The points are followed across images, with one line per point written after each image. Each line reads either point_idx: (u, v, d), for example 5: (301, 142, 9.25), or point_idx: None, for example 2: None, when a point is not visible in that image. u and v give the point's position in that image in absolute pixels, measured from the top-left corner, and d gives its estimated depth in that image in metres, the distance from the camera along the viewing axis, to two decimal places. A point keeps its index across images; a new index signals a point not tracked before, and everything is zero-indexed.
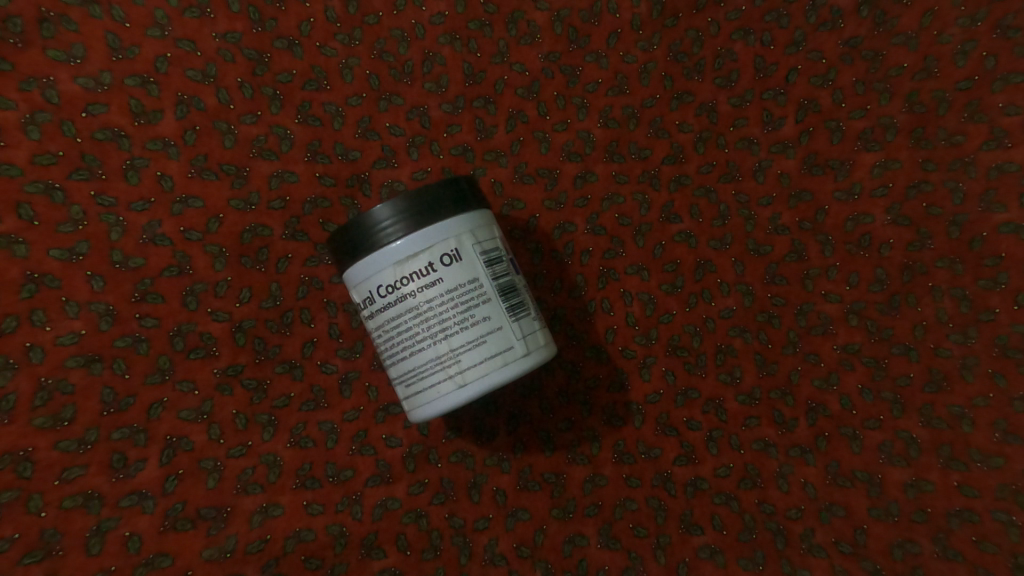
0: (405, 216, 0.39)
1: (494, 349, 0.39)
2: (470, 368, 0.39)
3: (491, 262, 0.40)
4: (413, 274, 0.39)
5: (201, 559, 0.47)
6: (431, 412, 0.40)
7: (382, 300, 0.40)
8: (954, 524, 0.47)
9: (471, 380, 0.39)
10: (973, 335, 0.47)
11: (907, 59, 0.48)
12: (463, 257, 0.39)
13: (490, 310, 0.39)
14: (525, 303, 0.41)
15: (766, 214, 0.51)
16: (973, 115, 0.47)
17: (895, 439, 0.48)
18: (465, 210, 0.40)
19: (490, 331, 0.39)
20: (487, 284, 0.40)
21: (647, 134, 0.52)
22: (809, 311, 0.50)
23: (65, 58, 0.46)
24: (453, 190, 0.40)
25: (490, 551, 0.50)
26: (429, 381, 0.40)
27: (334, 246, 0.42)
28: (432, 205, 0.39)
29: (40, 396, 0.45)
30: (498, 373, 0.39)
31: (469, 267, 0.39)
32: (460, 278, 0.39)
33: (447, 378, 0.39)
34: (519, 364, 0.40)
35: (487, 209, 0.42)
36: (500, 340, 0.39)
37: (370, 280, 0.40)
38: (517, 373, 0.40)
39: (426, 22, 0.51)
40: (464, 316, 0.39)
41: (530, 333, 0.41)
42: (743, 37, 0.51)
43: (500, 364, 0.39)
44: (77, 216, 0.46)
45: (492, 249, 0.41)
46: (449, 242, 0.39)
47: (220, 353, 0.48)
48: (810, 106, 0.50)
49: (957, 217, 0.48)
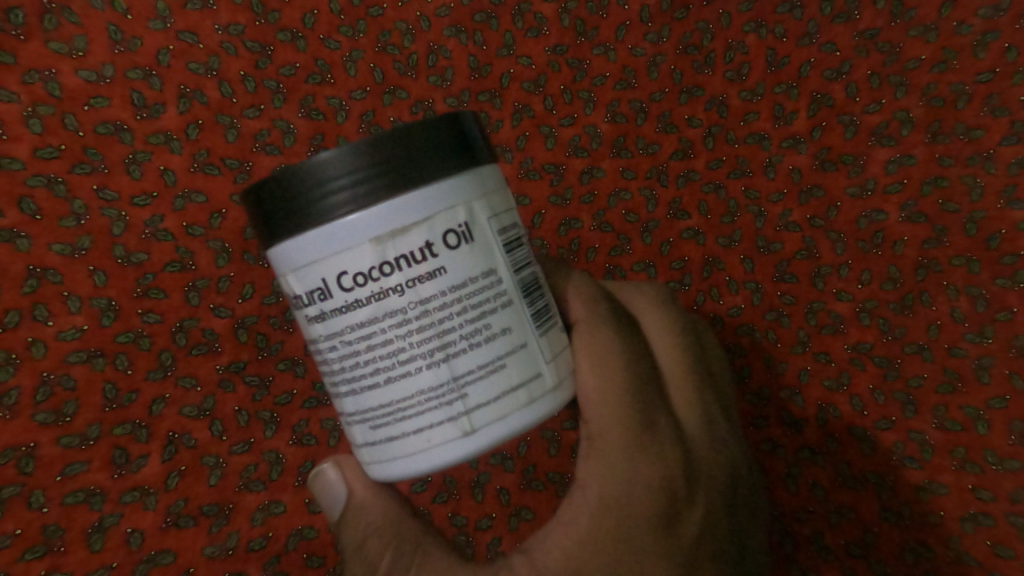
0: (386, 173, 0.26)
1: (516, 375, 0.28)
2: (480, 406, 0.28)
3: (507, 248, 0.29)
4: (399, 259, 0.26)
5: (203, 557, 0.47)
6: (417, 471, 0.29)
7: (345, 300, 0.27)
8: (968, 528, 0.46)
9: (480, 427, 0.28)
10: (989, 335, 0.47)
11: (924, 52, 0.48)
12: (476, 236, 0.27)
13: (509, 319, 0.28)
14: (549, 308, 0.31)
15: (776, 211, 0.50)
16: (993, 109, 0.47)
17: (907, 440, 0.47)
18: (470, 168, 0.28)
19: (510, 352, 0.28)
20: (505, 280, 0.28)
21: (655, 129, 0.51)
22: (819, 309, 0.49)
23: (68, 50, 0.47)
24: (453, 137, 0.28)
25: (493, 551, 0.49)
26: (417, 428, 0.28)
27: (262, 212, 0.28)
28: (423, 156, 0.27)
29: (42, 392, 0.45)
30: (519, 415, 0.29)
31: (481, 256, 0.28)
32: (470, 268, 0.27)
33: (445, 423, 0.28)
34: (546, 403, 0.29)
35: (494, 164, 0.30)
36: (523, 362, 0.29)
37: (324, 263, 0.27)
38: (541, 414, 0.29)
39: (431, 15, 0.51)
40: (476, 328, 0.27)
41: (558, 354, 0.30)
42: (755, 29, 0.50)
43: (522, 397, 0.28)
44: (79, 210, 0.46)
45: (509, 231, 0.29)
46: (455, 213, 0.27)
47: (222, 349, 0.48)
48: (822, 100, 0.50)
49: (974, 213, 0.47)
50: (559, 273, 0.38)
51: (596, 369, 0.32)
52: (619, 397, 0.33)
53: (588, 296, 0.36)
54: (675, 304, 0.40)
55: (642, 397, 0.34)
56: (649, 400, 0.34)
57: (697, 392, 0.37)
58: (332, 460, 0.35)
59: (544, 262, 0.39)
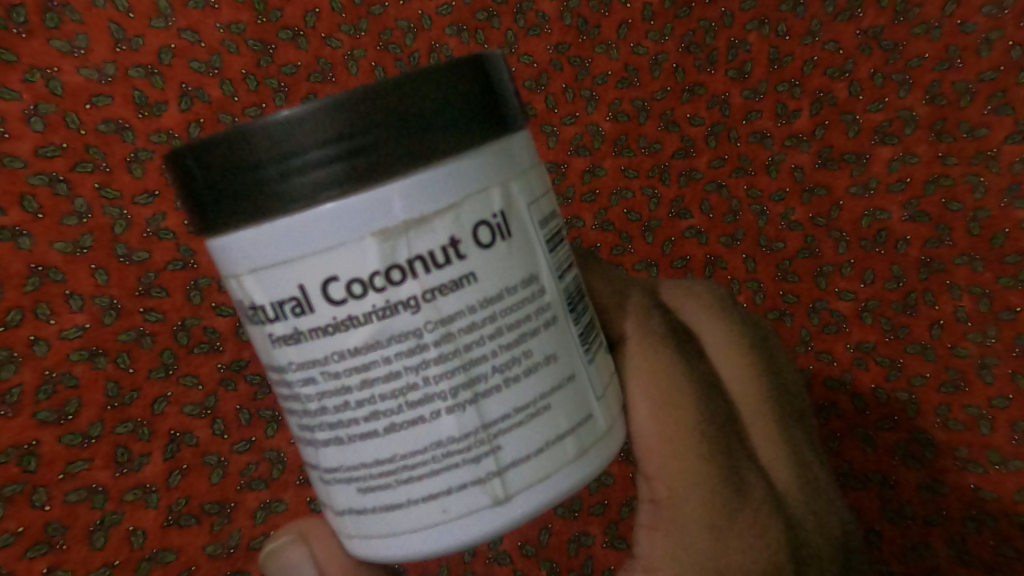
0: (386, 138, 0.21)
1: (559, 415, 0.24)
2: (516, 462, 0.23)
3: (549, 245, 0.24)
4: (415, 267, 0.21)
5: (205, 555, 0.47)
6: (427, 546, 0.23)
7: (333, 316, 0.21)
8: (969, 528, 0.46)
9: (516, 489, 0.23)
10: (992, 335, 0.47)
11: (928, 50, 0.48)
12: (513, 238, 0.23)
13: (553, 344, 0.24)
14: (593, 324, 0.26)
15: (779, 210, 0.50)
16: (996, 108, 0.47)
17: (909, 439, 0.47)
18: (498, 136, 0.23)
19: (554, 389, 0.24)
20: (548, 292, 0.24)
21: (657, 127, 0.51)
22: (821, 308, 0.49)
23: (70, 48, 0.47)
24: (474, 89, 0.22)
25: (495, 549, 0.49)
26: (431, 491, 0.23)
27: (208, 184, 0.22)
28: (433, 114, 0.21)
29: (44, 390, 0.45)
30: (562, 472, 0.24)
31: (518, 262, 0.23)
32: (505, 276, 0.22)
33: (471, 485, 0.23)
34: (594, 450, 0.24)
35: (525, 131, 0.25)
36: (568, 399, 0.24)
37: (308, 264, 0.21)
38: (588, 466, 0.24)
39: (433, 13, 0.51)
40: (513, 357, 0.22)
41: (606, 387, 0.26)
42: (758, 27, 0.50)
43: (565, 442, 0.24)
44: (81, 209, 0.46)
45: (549, 228, 0.24)
46: (488, 205, 0.22)
47: (224, 348, 0.48)
48: (825, 99, 0.49)
49: (977, 212, 0.47)
50: (603, 282, 0.33)
51: (652, 403, 0.29)
52: (693, 440, 0.29)
53: (640, 314, 0.32)
54: (738, 316, 0.36)
55: (708, 435, 0.30)
56: (728, 442, 0.30)
57: (765, 416, 0.33)
58: (296, 533, 0.31)
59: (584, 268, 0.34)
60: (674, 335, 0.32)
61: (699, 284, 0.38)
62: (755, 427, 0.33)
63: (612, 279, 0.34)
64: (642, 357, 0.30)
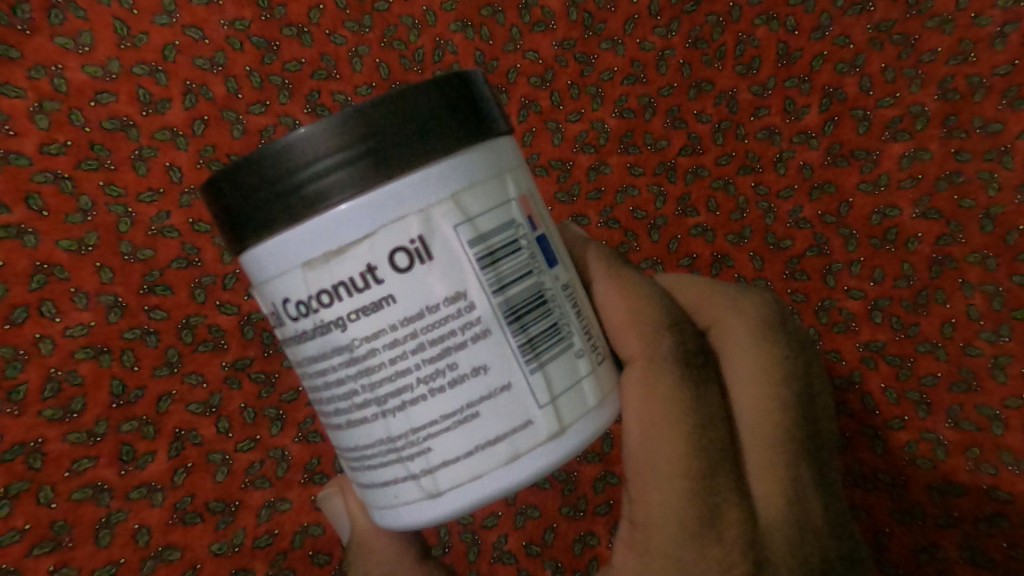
0: (343, 165, 0.22)
1: (492, 425, 0.24)
2: (445, 463, 0.24)
3: (486, 260, 0.23)
4: (342, 288, 0.23)
5: (209, 553, 0.47)
6: (390, 524, 0.26)
7: (296, 331, 0.24)
8: (982, 530, 0.45)
9: (451, 486, 0.24)
10: (1005, 334, 0.46)
11: (940, 44, 0.47)
12: (436, 255, 0.22)
13: (484, 356, 0.23)
14: (558, 331, 0.25)
15: (787, 207, 0.49)
16: (1011, 103, 0.47)
17: (920, 440, 0.47)
18: (477, 141, 0.24)
19: (484, 398, 0.23)
20: (479, 306, 0.23)
21: (663, 124, 0.50)
22: (830, 307, 0.48)
23: (74, 45, 0.47)
24: (432, 108, 0.23)
25: (500, 549, 0.49)
26: (383, 479, 0.25)
27: (218, 219, 0.25)
28: (420, 122, 0.23)
29: (50, 388, 0.45)
30: (496, 474, 0.24)
31: (448, 276, 0.23)
32: (426, 293, 0.22)
33: (408, 479, 0.25)
34: (533, 454, 0.24)
35: (510, 137, 0.26)
36: (505, 410, 0.24)
37: (273, 288, 0.24)
38: (527, 469, 0.24)
39: (438, 9, 0.50)
40: (434, 371, 0.23)
41: (558, 393, 0.25)
42: (767, 21, 0.50)
43: (501, 450, 0.24)
44: (86, 207, 0.46)
45: (501, 237, 0.24)
46: (410, 224, 0.22)
47: (228, 346, 0.48)
48: (834, 94, 0.49)
49: (991, 209, 0.46)
50: (621, 286, 0.31)
51: (642, 423, 0.28)
52: (676, 470, 0.28)
53: (649, 331, 0.30)
54: (773, 341, 0.32)
55: (693, 465, 0.28)
56: (716, 478, 0.29)
57: (780, 449, 0.31)
58: (336, 486, 0.34)
59: (606, 270, 0.32)
60: (687, 359, 0.30)
61: (748, 296, 0.34)
62: (754, 459, 0.31)
63: (629, 288, 0.31)
64: (642, 385, 0.29)
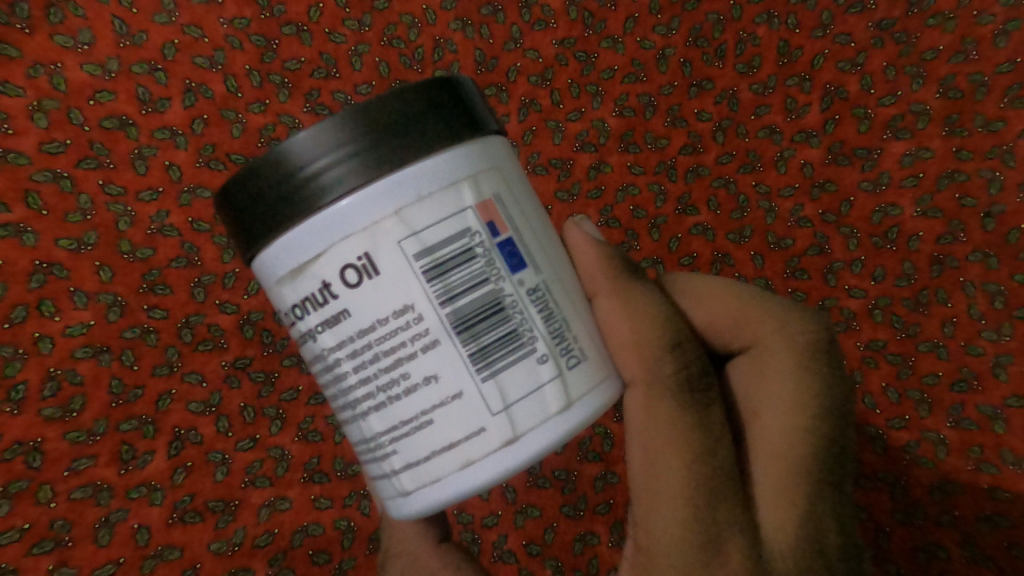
0: (303, 181, 0.23)
1: (447, 434, 0.24)
2: (408, 468, 0.25)
3: (433, 269, 0.23)
4: (306, 302, 0.24)
5: (209, 552, 0.47)
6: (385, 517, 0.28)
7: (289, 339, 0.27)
8: (983, 529, 0.45)
9: (417, 489, 0.25)
10: (1006, 333, 0.46)
11: (942, 42, 0.47)
12: (382, 268, 0.23)
13: (434, 366, 0.23)
14: (522, 337, 0.24)
15: (788, 206, 0.49)
16: (1012, 101, 0.46)
17: (921, 439, 0.46)
18: (466, 138, 0.25)
19: (438, 407, 0.24)
20: (428, 317, 0.23)
21: (664, 123, 0.50)
22: (831, 306, 0.48)
23: (73, 44, 0.46)
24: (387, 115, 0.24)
25: (500, 548, 0.48)
26: (370, 476, 0.27)
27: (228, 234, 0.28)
28: (375, 136, 0.23)
29: (49, 387, 0.45)
30: (453, 481, 0.24)
31: (394, 289, 0.23)
32: (375, 307, 0.23)
33: (384, 480, 0.26)
34: (488, 464, 0.24)
35: (489, 138, 0.26)
36: (459, 420, 0.24)
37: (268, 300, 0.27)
38: (481, 478, 0.24)
39: (438, 8, 0.50)
40: (387, 382, 0.24)
41: (516, 402, 0.24)
42: (767, 20, 0.50)
43: (456, 459, 0.24)
44: (85, 206, 0.46)
45: (449, 247, 0.23)
46: (357, 240, 0.23)
47: (228, 345, 0.47)
48: (835, 92, 0.49)
49: (992, 207, 0.46)
50: (633, 298, 0.31)
51: (646, 439, 0.29)
52: (681, 492, 0.28)
53: (664, 349, 0.30)
54: (811, 372, 0.31)
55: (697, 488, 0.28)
56: (719, 510, 0.28)
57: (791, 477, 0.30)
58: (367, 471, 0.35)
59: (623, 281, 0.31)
60: (683, 385, 0.29)
61: (797, 317, 0.33)
62: (764, 488, 0.30)
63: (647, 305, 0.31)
64: (643, 410, 0.29)
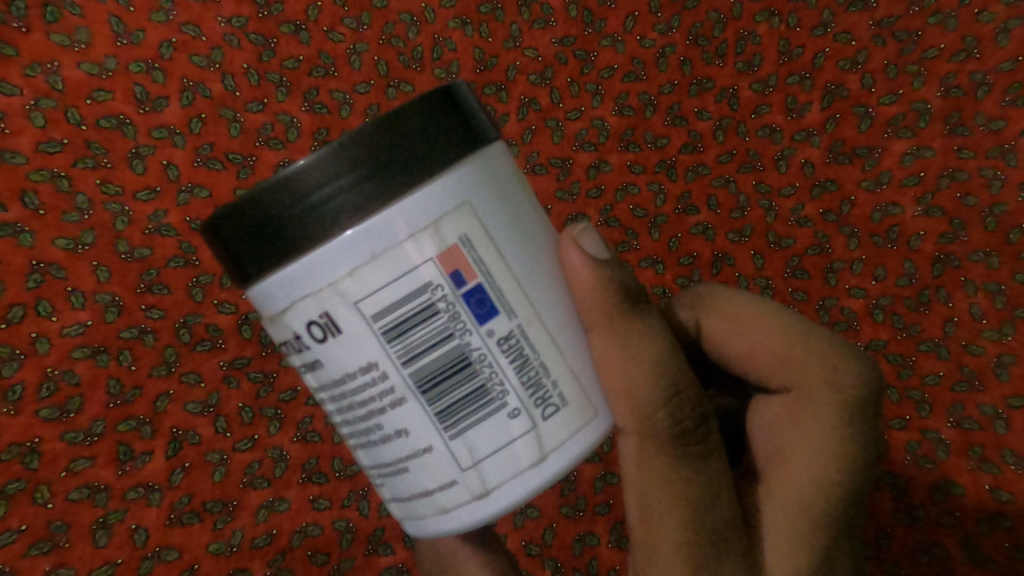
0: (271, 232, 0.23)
1: (421, 481, 0.24)
2: (395, 499, 0.26)
3: (394, 328, 0.23)
4: (288, 347, 0.25)
5: (207, 553, 0.46)
6: None
7: None
8: (984, 530, 0.45)
9: (405, 519, 0.26)
10: (1008, 332, 0.46)
11: (943, 41, 0.47)
12: (345, 328, 0.23)
13: (402, 421, 0.23)
14: (491, 393, 0.23)
15: (788, 206, 0.49)
16: (1014, 100, 0.46)
17: (921, 439, 0.46)
18: (437, 171, 0.23)
19: (410, 457, 0.24)
20: (392, 376, 0.23)
21: (663, 122, 0.50)
22: (831, 306, 0.48)
23: (70, 42, 0.46)
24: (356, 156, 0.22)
25: None
26: None
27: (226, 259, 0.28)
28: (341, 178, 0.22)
29: (46, 387, 0.45)
30: (433, 520, 0.25)
31: (359, 346, 0.23)
32: (343, 362, 0.23)
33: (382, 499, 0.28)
34: (460, 511, 0.24)
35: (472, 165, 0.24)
36: (430, 470, 0.24)
37: None
38: (457, 522, 0.24)
39: (437, 6, 0.50)
40: (365, 428, 0.24)
41: (484, 457, 0.24)
42: (768, 18, 0.49)
43: (432, 502, 0.24)
44: (82, 205, 0.46)
45: (410, 303, 0.22)
46: (320, 298, 0.23)
47: (226, 345, 0.47)
48: (836, 90, 0.48)
49: (994, 207, 0.46)
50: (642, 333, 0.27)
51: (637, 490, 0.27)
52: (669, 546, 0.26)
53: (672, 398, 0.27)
54: (845, 426, 0.29)
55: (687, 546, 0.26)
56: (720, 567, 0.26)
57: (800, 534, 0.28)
58: None
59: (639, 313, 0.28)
60: (683, 437, 0.26)
61: (845, 363, 0.29)
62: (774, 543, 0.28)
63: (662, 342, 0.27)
64: (636, 461, 0.27)
